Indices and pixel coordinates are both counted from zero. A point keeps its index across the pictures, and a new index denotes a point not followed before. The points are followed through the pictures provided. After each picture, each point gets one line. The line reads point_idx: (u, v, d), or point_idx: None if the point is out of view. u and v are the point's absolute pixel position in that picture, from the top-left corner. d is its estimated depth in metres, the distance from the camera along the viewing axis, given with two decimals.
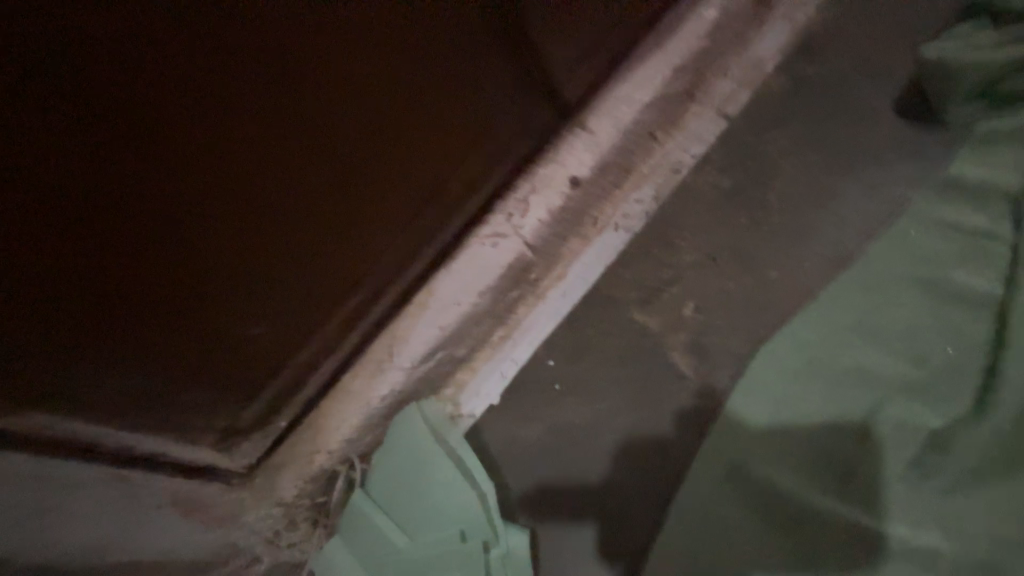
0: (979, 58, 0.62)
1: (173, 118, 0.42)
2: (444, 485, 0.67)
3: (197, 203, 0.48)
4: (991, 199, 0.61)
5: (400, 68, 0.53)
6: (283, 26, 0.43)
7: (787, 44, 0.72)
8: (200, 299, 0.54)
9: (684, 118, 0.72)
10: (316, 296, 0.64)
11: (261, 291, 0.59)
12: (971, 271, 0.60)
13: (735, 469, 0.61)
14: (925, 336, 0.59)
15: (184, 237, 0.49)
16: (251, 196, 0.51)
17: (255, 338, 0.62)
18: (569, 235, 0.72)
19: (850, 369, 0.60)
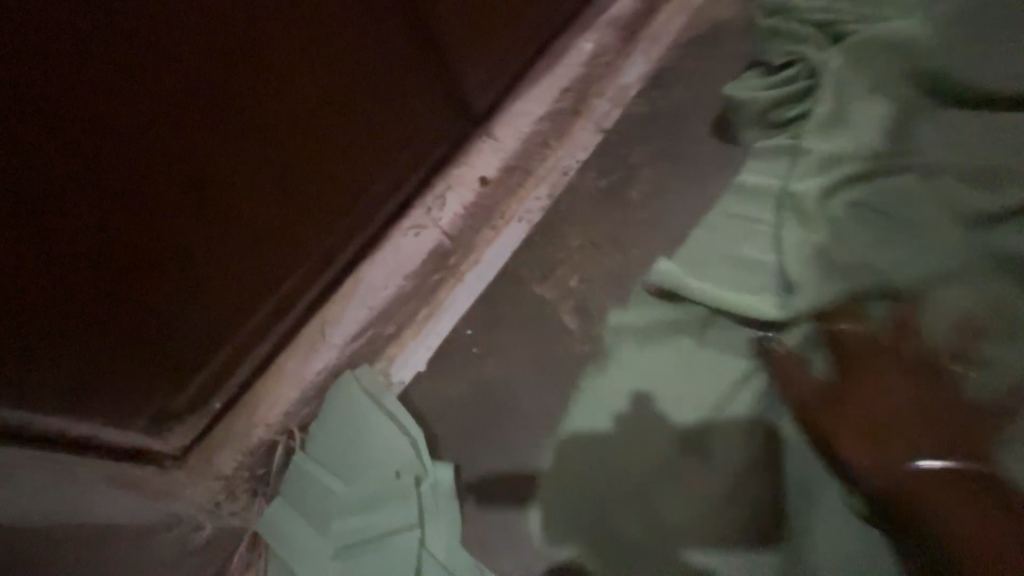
0: (755, 95, 0.75)
1: (83, 106, 0.47)
2: (378, 437, 0.67)
3: (121, 191, 0.52)
4: (817, 152, 0.69)
5: (323, 69, 0.62)
6: (188, 23, 0.49)
7: (643, 76, 0.93)
8: (112, 236, 0.54)
9: (571, 132, 0.91)
10: (241, 242, 0.65)
11: (176, 231, 0.58)
12: (830, 206, 0.66)
13: (624, 416, 0.65)
14: (748, 288, 0.68)
15: (111, 224, 0.53)
16: (147, 119, 0.51)
17: (183, 290, 0.62)
18: (482, 224, 0.85)
19: (689, 318, 0.68)
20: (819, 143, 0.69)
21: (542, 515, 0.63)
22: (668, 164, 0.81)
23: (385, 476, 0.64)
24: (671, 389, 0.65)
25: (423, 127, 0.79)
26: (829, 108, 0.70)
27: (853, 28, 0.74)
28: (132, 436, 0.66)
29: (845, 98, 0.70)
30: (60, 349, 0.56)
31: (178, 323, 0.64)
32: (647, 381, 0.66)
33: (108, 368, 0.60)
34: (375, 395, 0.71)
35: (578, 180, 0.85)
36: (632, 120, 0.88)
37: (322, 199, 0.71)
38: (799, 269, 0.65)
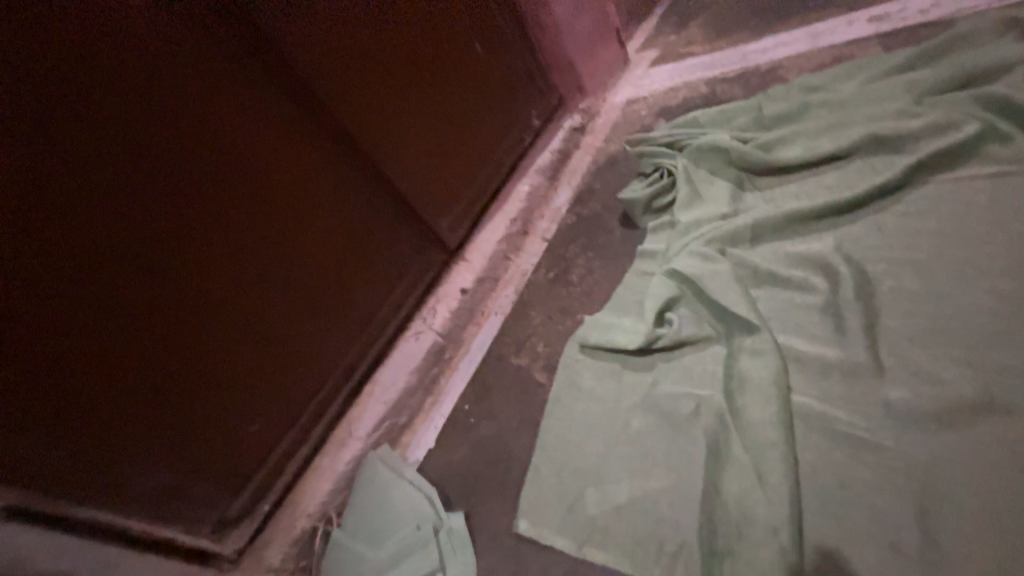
0: (644, 194, 1.02)
1: (201, 289, 0.76)
2: (400, 500, 0.81)
3: (217, 338, 0.79)
4: (697, 211, 0.93)
5: (337, 236, 0.95)
6: (262, 229, 0.82)
7: (570, 198, 1.29)
8: (203, 357, 0.78)
9: (525, 246, 1.22)
10: (287, 351, 0.90)
11: (245, 348, 0.83)
12: (719, 235, 0.82)
13: (588, 436, 0.74)
14: (675, 310, 0.79)
15: (207, 362, 0.79)
16: (231, 276, 0.80)
17: (248, 394, 0.85)
18: (467, 323, 1.10)
19: (632, 350, 0.78)
20: (683, 216, 0.94)
21: (534, 534, 0.68)
22: (594, 250, 1.09)
23: (408, 531, 0.77)
24: (618, 404, 0.75)
25: (411, 260, 1.10)
26: (685, 191, 0.96)
27: (688, 140, 1.05)
28: (198, 540, 0.83)
29: (694, 184, 0.97)
30: (161, 454, 0.76)
31: (242, 429, 0.85)
32: (598, 405, 0.76)
33: (190, 475, 0.80)
34: (395, 468, 0.87)
35: (533, 276, 1.13)
36: (565, 228, 1.20)
37: (342, 313, 0.98)
38: (711, 280, 0.76)
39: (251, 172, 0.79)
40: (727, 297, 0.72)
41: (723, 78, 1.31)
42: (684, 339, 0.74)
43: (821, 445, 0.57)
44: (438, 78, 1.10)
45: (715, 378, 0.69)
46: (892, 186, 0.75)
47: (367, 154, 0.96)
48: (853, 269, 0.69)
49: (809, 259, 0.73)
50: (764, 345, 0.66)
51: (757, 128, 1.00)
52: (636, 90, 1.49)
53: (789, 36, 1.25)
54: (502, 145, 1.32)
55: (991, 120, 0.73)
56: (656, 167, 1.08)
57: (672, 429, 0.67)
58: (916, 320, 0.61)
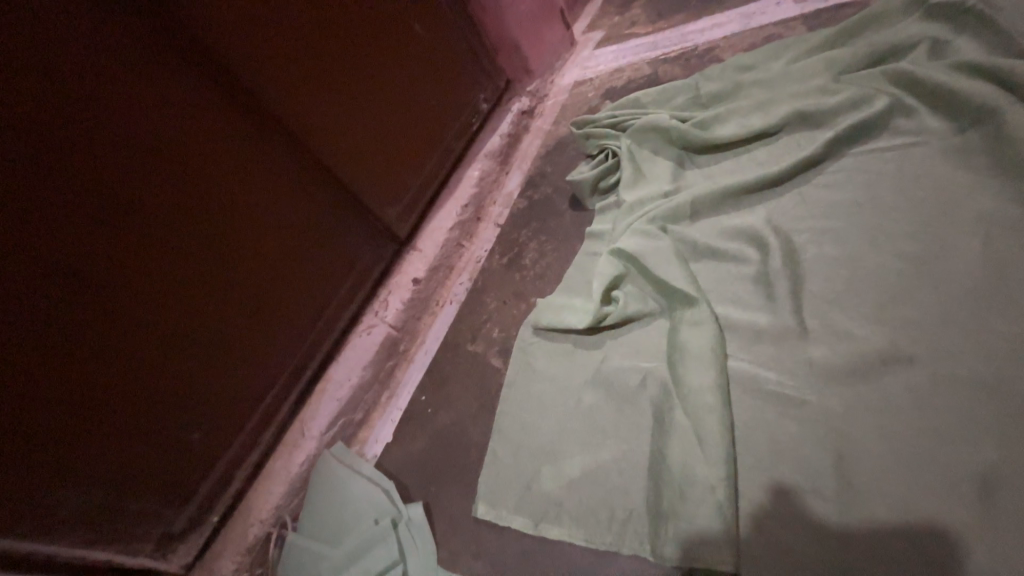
0: (591, 176, 1.03)
1: (122, 292, 0.71)
2: (356, 496, 0.80)
3: (144, 343, 0.74)
4: (642, 190, 0.95)
5: (276, 230, 0.90)
6: (188, 225, 0.77)
7: (521, 182, 1.28)
8: (135, 363, 0.73)
9: (477, 232, 1.21)
10: (231, 353, 0.85)
11: (182, 352, 0.79)
12: (660, 213, 0.85)
13: (542, 417, 0.75)
14: (620, 287, 0.81)
15: (136, 370, 0.74)
16: (160, 275, 0.75)
17: (190, 400, 0.80)
18: (422, 313, 1.08)
19: (582, 329, 0.80)
20: (628, 194, 0.95)
21: (493, 516, 0.69)
22: (545, 234, 1.09)
23: (365, 526, 0.75)
24: (570, 382, 0.76)
25: (360, 253, 1.07)
26: (629, 171, 0.98)
27: (632, 121, 1.07)
28: (140, 559, 0.78)
29: (637, 164, 0.99)
30: (93, 469, 0.71)
31: (186, 437, 0.81)
32: (553, 384, 0.77)
33: (128, 490, 0.75)
34: (352, 465, 0.86)
35: (487, 262, 1.12)
36: (516, 213, 1.20)
37: (289, 312, 0.94)
38: (652, 257, 0.78)
39: (175, 162, 0.74)
40: (667, 272, 0.75)
41: (664, 59, 1.33)
42: (631, 315, 0.76)
43: (754, 406, 0.61)
44: (380, 63, 1.06)
45: (657, 350, 0.72)
46: (815, 160, 0.79)
47: (306, 143, 0.92)
48: (781, 239, 0.73)
49: (741, 233, 0.77)
50: (704, 315, 0.69)
51: (695, 107, 1.03)
52: (582, 73, 1.50)
53: (724, 17, 1.28)
54: (450, 131, 1.30)
55: (898, 94, 0.78)
56: (602, 149, 1.09)
57: (620, 403, 0.70)
58: (836, 283, 0.65)
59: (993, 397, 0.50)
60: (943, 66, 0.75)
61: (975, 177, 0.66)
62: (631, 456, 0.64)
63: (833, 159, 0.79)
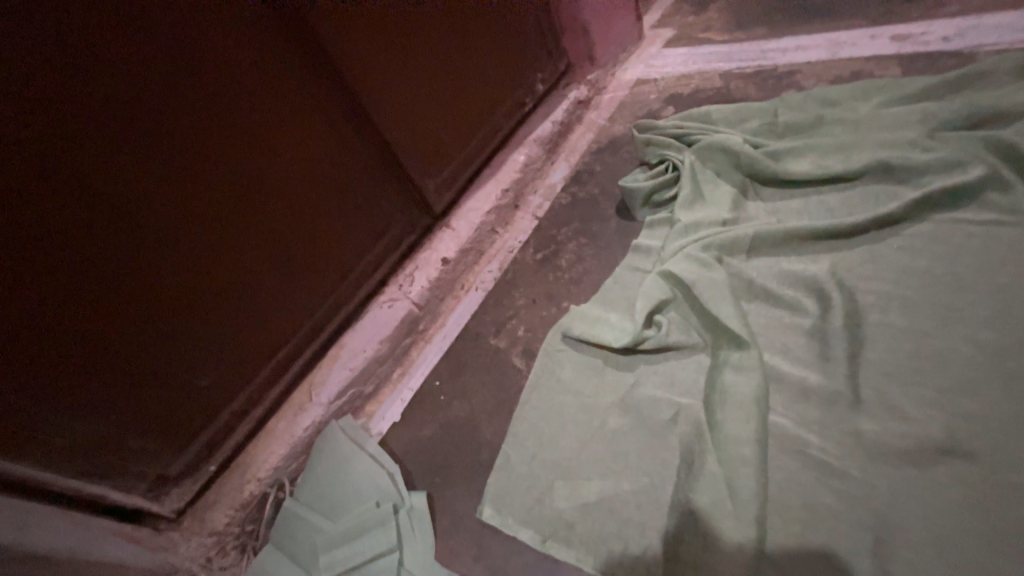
0: (645, 187, 0.99)
1: (156, 228, 0.68)
2: (359, 474, 0.79)
3: (169, 283, 0.72)
4: (699, 212, 0.90)
5: (316, 188, 0.87)
6: (230, 169, 0.74)
7: (567, 176, 1.23)
8: (151, 297, 0.70)
9: (514, 220, 1.17)
10: (250, 303, 0.82)
11: (200, 295, 0.75)
12: (718, 242, 0.81)
13: (562, 431, 0.73)
14: (664, 312, 0.78)
15: (157, 309, 0.71)
16: (187, 211, 0.71)
17: (201, 344, 0.78)
18: (447, 295, 1.05)
19: (616, 347, 0.77)
20: (685, 214, 0.91)
21: (499, 523, 0.68)
22: (587, 237, 1.05)
23: (366, 508, 0.74)
24: (597, 401, 0.74)
25: (392, 221, 1.03)
26: (688, 190, 0.93)
27: (699, 136, 1.01)
28: (134, 499, 0.77)
29: (697, 184, 0.95)
30: (94, 400, 0.69)
31: (193, 383, 0.78)
32: (577, 399, 0.75)
33: (125, 427, 0.73)
34: (357, 440, 0.85)
35: (520, 253, 1.09)
36: (558, 208, 1.15)
37: (314, 269, 0.91)
38: (704, 287, 0.75)
39: (217, 94, 0.70)
40: (719, 308, 0.72)
41: (738, 73, 1.26)
42: (671, 344, 0.74)
43: (791, 466, 0.59)
44: (443, 25, 1.00)
45: (696, 387, 0.69)
46: (893, 218, 0.75)
47: (357, 96, 0.87)
48: (844, 296, 0.70)
49: (800, 281, 0.74)
50: (751, 360, 0.67)
51: (768, 133, 0.97)
52: (647, 70, 1.42)
53: (810, 40, 1.21)
54: (502, 109, 1.24)
55: (996, 165, 0.73)
56: (661, 159, 1.04)
57: (647, 434, 0.68)
58: (896, 356, 0.63)
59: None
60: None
61: None
62: (652, 494, 0.62)
63: (910, 220, 0.75)
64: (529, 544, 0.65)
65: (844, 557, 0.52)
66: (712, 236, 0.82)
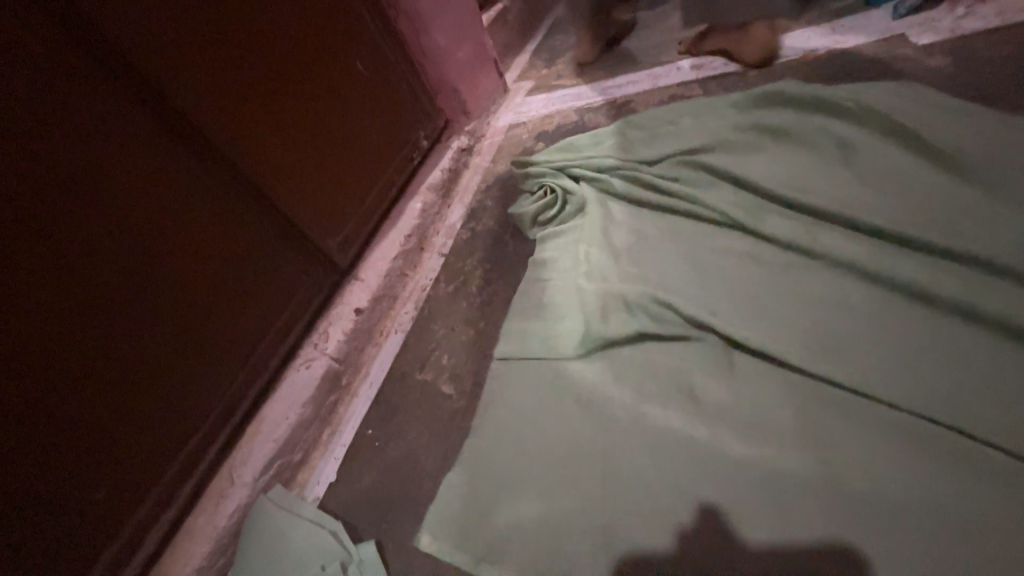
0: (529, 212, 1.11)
1: (37, 337, 0.64)
2: (298, 543, 0.75)
3: (59, 393, 0.66)
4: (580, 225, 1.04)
5: (219, 267, 0.87)
6: (123, 262, 0.72)
7: (464, 215, 1.34)
8: (35, 413, 0.64)
9: (421, 262, 1.24)
10: (134, 392, 0.74)
11: (64, 398, 0.67)
12: (600, 250, 0.95)
13: (496, 441, 0.78)
14: (568, 314, 0.88)
15: (45, 425, 0.65)
16: (52, 315, 0.65)
17: (76, 454, 0.68)
18: (366, 344, 1.06)
19: (536, 354, 0.85)
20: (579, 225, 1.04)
21: (437, 549, 0.70)
22: (491, 263, 1.14)
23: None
24: (525, 405, 0.80)
25: (299, 283, 1.04)
26: (569, 212, 1.08)
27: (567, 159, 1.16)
28: None
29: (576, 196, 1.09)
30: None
31: (92, 500, 0.71)
32: (507, 403, 0.81)
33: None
34: (292, 509, 0.80)
35: (433, 290, 1.15)
36: (460, 244, 1.25)
37: (212, 339, 0.86)
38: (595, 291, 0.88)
39: (52, 175, 0.64)
40: (612, 306, 0.84)
41: (588, 107, 1.50)
42: (580, 340, 0.83)
43: (678, 417, 0.72)
44: (323, 98, 1.08)
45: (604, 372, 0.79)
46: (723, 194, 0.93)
47: (228, 159, 0.87)
48: (702, 270, 0.85)
49: (669, 265, 0.88)
50: (640, 342, 0.80)
51: (621, 144, 1.13)
52: (516, 116, 1.63)
53: (636, 76, 1.49)
54: (391, 165, 1.33)
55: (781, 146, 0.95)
56: (540, 183, 1.16)
57: (569, 421, 0.76)
58: (739, 307, 0.79)
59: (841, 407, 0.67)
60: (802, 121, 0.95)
61: (837, 208, 0.81)
62: (576, 472, 0.71)
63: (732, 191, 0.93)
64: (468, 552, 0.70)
65: (729, 482, 0.65)
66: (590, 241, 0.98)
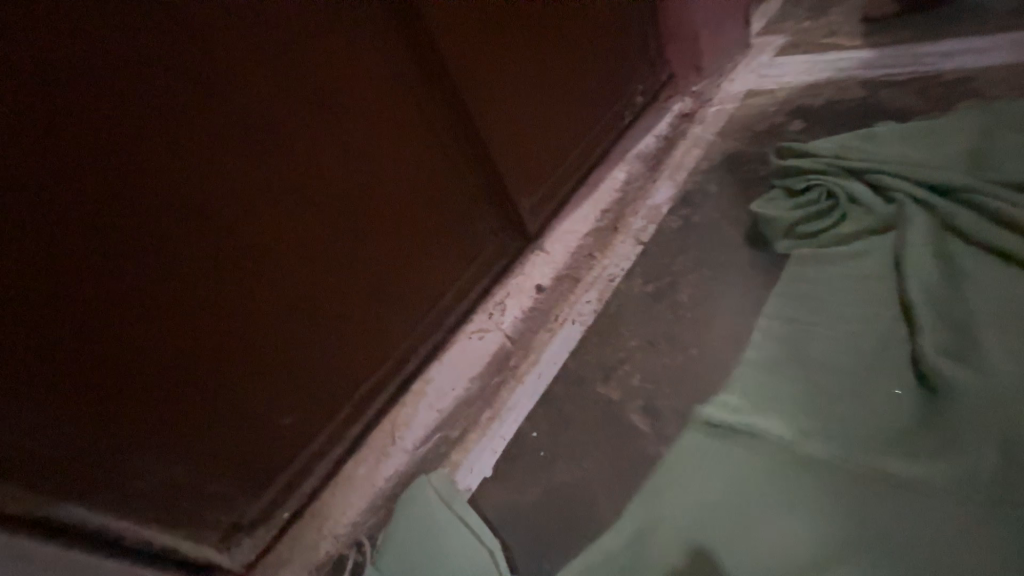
0: (782, 216, 0.85)
1: (257, 245, 0.66)
2: (454, 548, 0.68)
3: (265, 305, 0.68)
4: (863, 263, 0.79)
5: (415, 208, 0.82)
6: (335, 185, 0.71)
7: (674, 196, 1.07)
8: (246, 319, 0.67)
9: (612, 244, 1.02)
10: (313, 312, 0.73)
11: (256, 300, 0.67)
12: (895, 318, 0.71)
13: (708, 527, 0.62)
14: (831, 394, 0.67)
15: (251, 331, 0.68)
16: (271, 227, 0.66)
17: (257, 355, 0.69)
18: (540, 327, 0.92)
19: (771, 428, 0.67)
20: (874, 261, 0.78)
21: None
22: (708, 270, 0.89)
23: None
24: (748, 491, 0.63)
25: (485, 244, 0.94)
26: (847, 237, 0.81)
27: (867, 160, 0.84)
28: (203, 549, 0.71)
29: (872, 215, 0.80)
30: (131, 419, 0.61)
31: (277, 418, 0.73)
32: (739, 473, 0.65)
33: (173, 457, 0.65)
34: (447, 501, 0.73)
35: (625, 284, 0.94)
36: (668, 235, 0.99)
37: (392, 282, 0.82)
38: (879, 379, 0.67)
39: (291, 85, 0.64)
40: (898, 414, 0.63)
41: (885, 81, 1.06)
42: (844, 437, 0.64)
43: None
44: (546, 33, 0.94)
45: (885, 500, 0.58)
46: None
47: (442, 89, 0.80)
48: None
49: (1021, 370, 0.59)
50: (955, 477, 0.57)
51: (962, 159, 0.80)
52: (761, 80, 1.25)
53: (983, 43, 1.01)
54: (600, 121, 1.12)
55: None
56: (808, 182, 0.87)
57: (826, 545, 0.57)
58: None
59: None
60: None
61: None
62: None
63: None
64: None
65: None
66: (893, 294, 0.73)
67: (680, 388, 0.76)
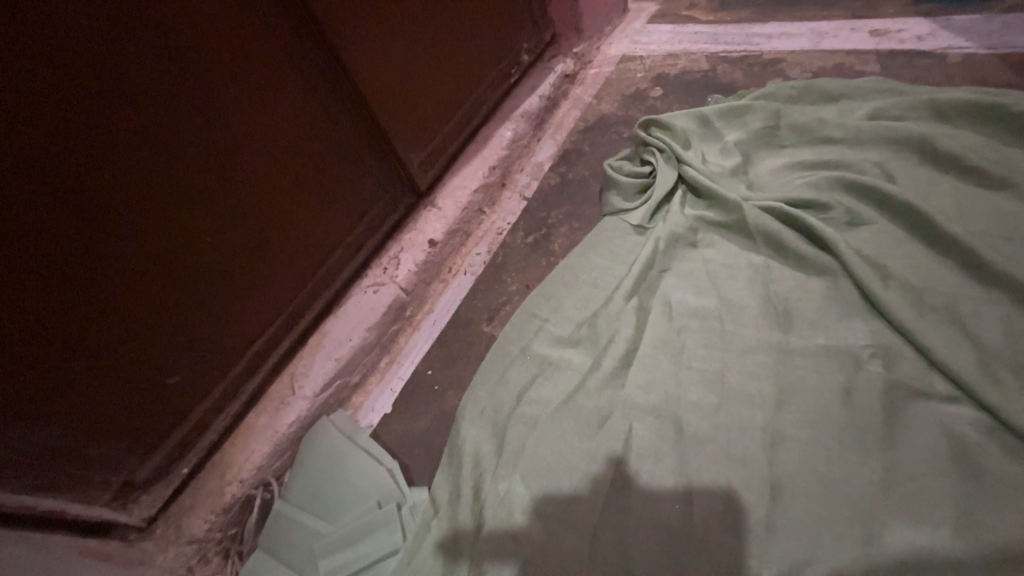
0: (621, 180, 0.98)
1: (120, 207, 0.62)
2: (358, 472, 0.78)
3: (138, 268, 0.65)
4: (699, 211, 0.90)
5: (299, 165, 0.81)
6: (206, 142, 0.68)
7: (554, 155, 1.18)
8: (117, 284, 0.64)
9: (501, 201, 1.12)
10: (195, 271, 0.72)
11: (125, 257, 0.64)
12: (715, 254, 0.85)
13: (568, 435, 0.72)
14: (669, 323, 0.80)
15: (125, 296, 0.65)
16: (135, 185, 0.63)
17: (136, 316, 0.67)
18: (433, 279, 1.01)
19: (621, 346, 0.78)
20: (678, 207, 0.92)
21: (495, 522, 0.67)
22: (577, 221, 1.03)
23: (367, 508, 0.74)
24: (601, 405, 0.74)
25: (374, 199, 0.96)
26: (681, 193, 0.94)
27: (700, 135, 0.99)
28: (95, 510, 0.72)
29: (682, 169, 0.94)
30: None
31: (164, 380, 0.73)
32: (589, 388, 0.76)
33: (48, 427, 0.63)
34: (348, 434, 0.84)
35: (510, 237, 1.05)
36: (547, 190, 1.11)
37: (277, 241, 0.82)
38: (703, 306, 0.80)
39: (146, 34, 0.59)
40: (714, 328, 0.77)
41: (724, 57, 1.25)
42: (677, 355, 0.76)
43: (794, 461, 0.63)
44: None
45: (699, 393, 0.72)
46: (849, 207, 0.80)
47: (316, 43, 0.78)
48: (827, 302, 0.75)
49: (782, 292, 0.78)
50: (749, 370, 0.72)
51: (772, 133, 0.95)
52: (634, 46, 1.37)
53: (794, 28, 1.22)
54: (487, 79, 1.16)
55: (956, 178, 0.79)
56: (646, 149, 1.01)
57: (653, 432, 0.70)
58: (870, 353, 0.69)
59: (958, 475, 0.57)
60: (963, 135, 0.82)
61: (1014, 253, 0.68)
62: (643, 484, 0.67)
63: (859, 208, 0.80)
64: (467, 506, 0.70)
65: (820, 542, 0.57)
66: (688, 235, 0.88)
67: (537, 317, 0.86)
